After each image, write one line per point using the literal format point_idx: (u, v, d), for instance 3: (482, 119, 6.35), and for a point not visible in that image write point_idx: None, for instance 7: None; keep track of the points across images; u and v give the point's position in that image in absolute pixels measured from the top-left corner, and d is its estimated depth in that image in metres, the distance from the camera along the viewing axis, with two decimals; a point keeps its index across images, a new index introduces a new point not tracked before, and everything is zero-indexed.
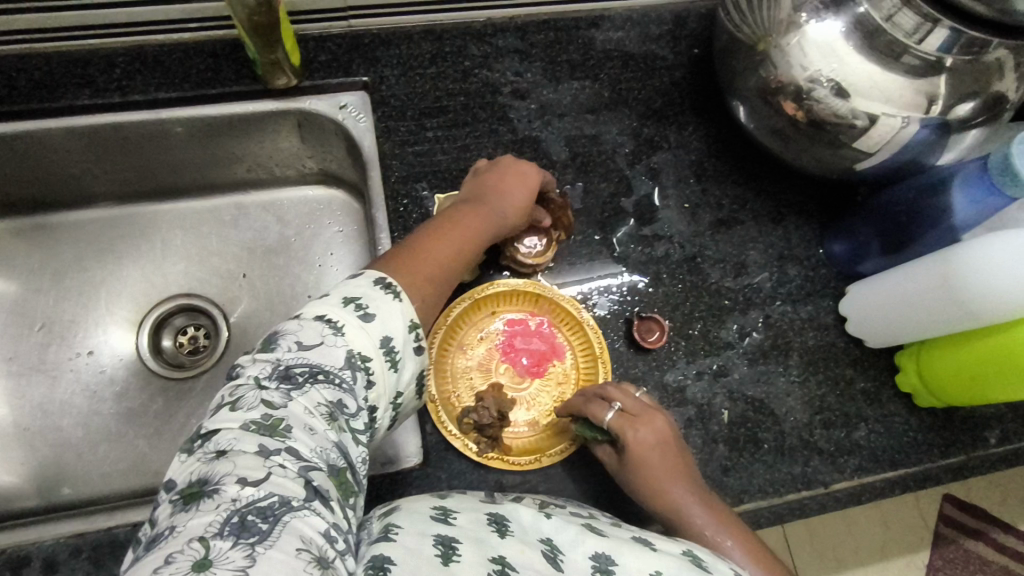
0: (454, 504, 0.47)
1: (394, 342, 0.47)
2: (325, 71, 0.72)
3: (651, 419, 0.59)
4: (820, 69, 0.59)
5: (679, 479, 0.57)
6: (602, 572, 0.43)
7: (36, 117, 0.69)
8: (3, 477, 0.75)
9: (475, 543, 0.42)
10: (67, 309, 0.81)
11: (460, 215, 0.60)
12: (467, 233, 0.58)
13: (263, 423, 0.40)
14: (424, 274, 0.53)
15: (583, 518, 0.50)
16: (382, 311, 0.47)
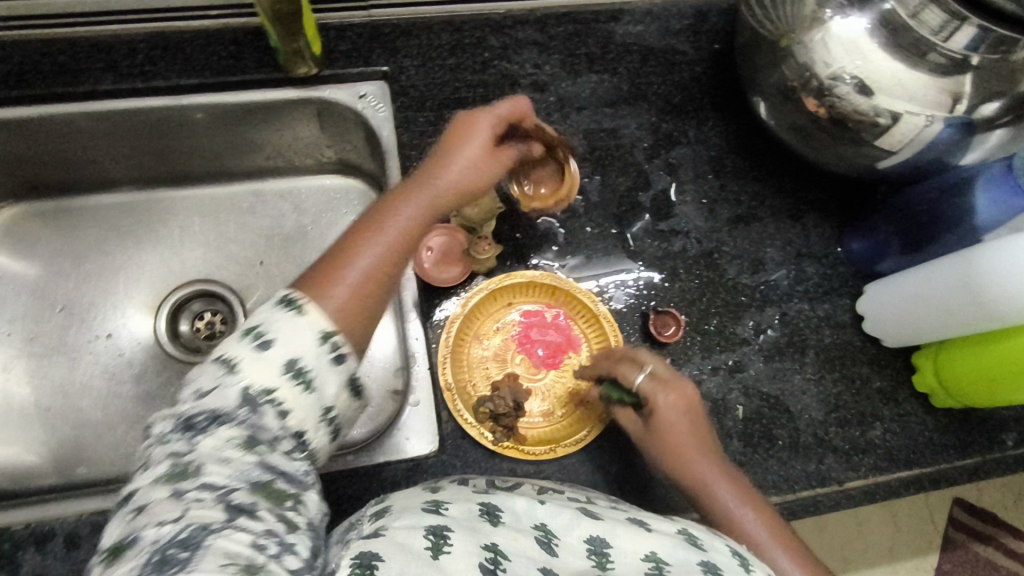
0: (447, 496, 0.47)
1: (303, 358, 0.43)
2: (345, 60, 0.72)
3: (679, 387, 0.58)
4: (844, 66, 0.59)
5: (703, 447, 0.57)
6: (597, 555, 0.43)
7: (64, 101, 0.70)
8: (27, 455, 0.77)
9: (468, 531, 0.42)
10: (87, 293, 0.82)
11: (397, 198, 0.52)
12: (407, 217, 0.51)
13: (172, 471, 0.38)
14: (354, 288, 0.46)
15: (579, 502, 0.49)
16: (282, 332, 0.43)
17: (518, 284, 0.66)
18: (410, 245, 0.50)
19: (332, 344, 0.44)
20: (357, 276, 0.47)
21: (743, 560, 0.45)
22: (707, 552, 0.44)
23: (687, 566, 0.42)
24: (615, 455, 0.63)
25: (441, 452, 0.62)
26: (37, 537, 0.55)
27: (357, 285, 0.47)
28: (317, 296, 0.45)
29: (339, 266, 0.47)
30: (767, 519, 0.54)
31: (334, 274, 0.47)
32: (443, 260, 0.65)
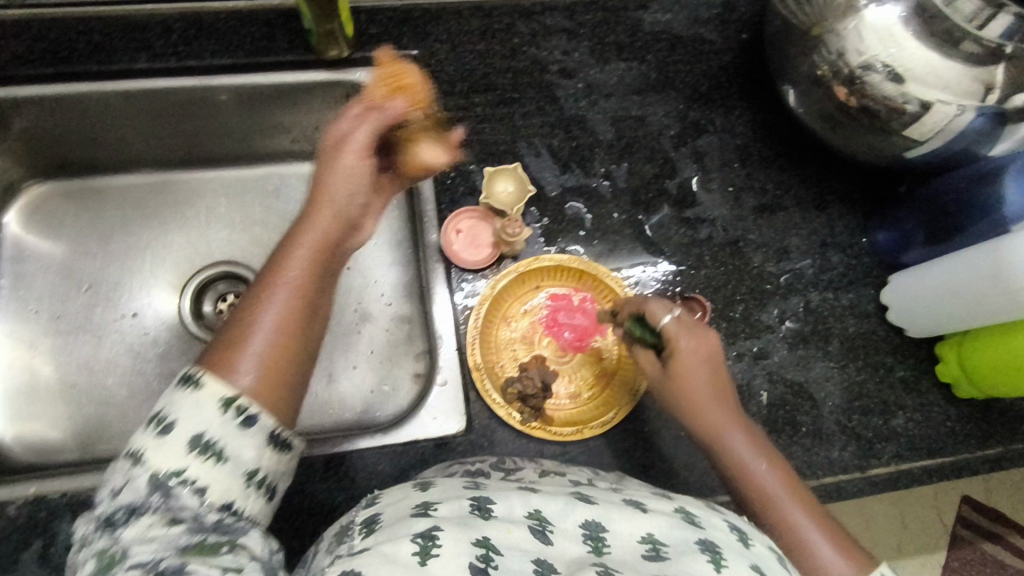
0: (435, 496, 0.44)
1: (211, 429, 0.42)
2: (376, 44, 0.72)
3: (700, 339, 0.58)
4: (877, 54, 0.59)
5: (722, 400, 0.56)
6: (593, 539, 0.42)
7: (103, 79, 0.72)
8: (49, 432, 0.76)
9: (457, 528, 0.40)
10: (113, 272, 0.82)
11: (285, 240, 0.49)
12: (298, 257, 0.48)
13: (98, 567, 0.38)
14: (267, 364, 0.45)
15: (572, 489, 0.47)
16: (185, 410, 0.42)
17: (546, 268, 0.67)
18: (309, 284, 0.48)
19: (237, 408, 0.43)
20: (262, 335, 0.45)
21: (740, 533, 0.44)
22: (705, 530, 0.43)
23: (684, 545, 0.41)
24: (639, 439, 0.64)
25: (468, 432, 0.63)
26: (72, 507, 0.56)
27: (264, 346, 0.45)
28: (225, 368, 0.44)
29: (241, 339, 0.45)
30: (783, 476, 0.53)
31: (236, 341, 0.45)
32: (473, 246, 0.67)
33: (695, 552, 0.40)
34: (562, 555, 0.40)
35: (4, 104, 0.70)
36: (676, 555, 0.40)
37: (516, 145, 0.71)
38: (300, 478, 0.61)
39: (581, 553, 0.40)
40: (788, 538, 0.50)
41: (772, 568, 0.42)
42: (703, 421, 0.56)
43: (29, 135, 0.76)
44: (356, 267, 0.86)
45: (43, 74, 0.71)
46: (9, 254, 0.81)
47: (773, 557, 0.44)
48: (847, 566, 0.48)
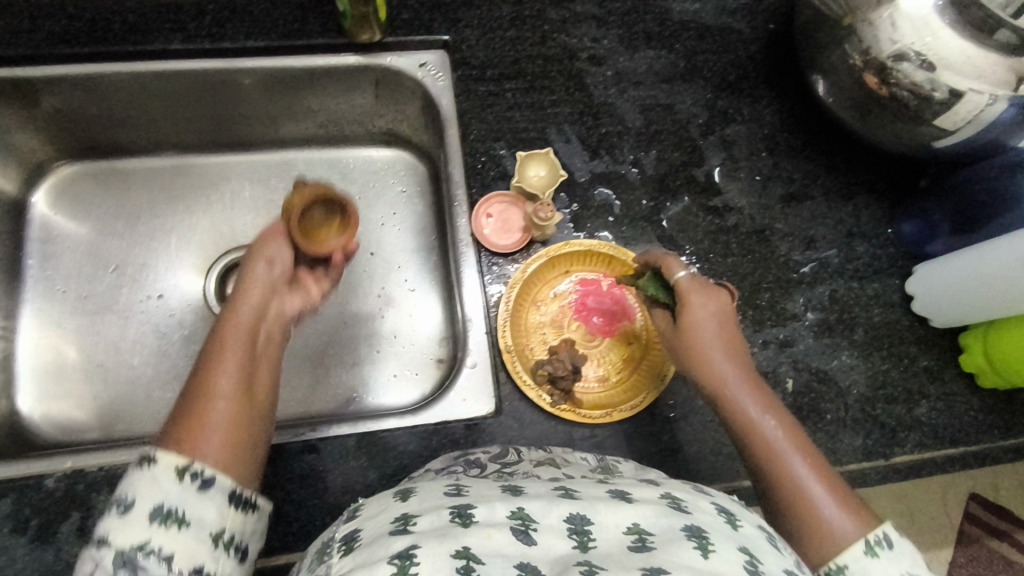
0: (415, 506, 0.40)
1: (170, 501, 0.41)
2: (408, 28, 0.73)
3: (714, 296, 0.57)
4: (910, 44, 0.59)
5: (733, 353, 0.55)
6: (579, 534, 0.39)
7: (137, 60, 0.72)
8: (74, 411, 0.76)
9: (435, 538, 0.36)
10: (140, 253, 0.83)
11: (220, 326, 0.54)
12: (236, 333, 0.53)
13: None
14: (229, 425, 0.46)
15: (554, 484, 0.44)
16: (141, 487, 0.42)
17: (576, 253, 0.68)
18: (250, 356, 0.52)
19: (193, 474, 0.43)
20: (221, 404, 0.47)
21: (729, 516, 0.42)
22: (693, 515, 0.41)
23: (672, 533, 0.39)
24: (667, 423, 0.65)
25: (498, 414, 0.64)
26: (110, 480, 0.57)
27: (223, 414, 0.47)
28: (186, 443, 0.44)
29: (198, 409, 0.46)
30: (793, 430, 0.51)
31: (192, 414, 0.46)
32: (504, 229, 0.68)
33: (682, 540, 0.38)
34: (549, 556, 0.37)
35: (37, 82, 0.71)
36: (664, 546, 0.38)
37: (546, 130, 0.71)
38: (333, 457, 0.61)
39: (566, 551, 0.38)
40: (790, 491, 0.48)
41: (763, 551, 0.40)
42: (713, 371, 0.54)
43: (59, 115, 0.76)
44: (380, 252, 0.86)
45: (73, 52, 0.71)
46: (37, 234, 0.81)
47: (765, 538, 0.41)
48: (849, 522, 0.46)
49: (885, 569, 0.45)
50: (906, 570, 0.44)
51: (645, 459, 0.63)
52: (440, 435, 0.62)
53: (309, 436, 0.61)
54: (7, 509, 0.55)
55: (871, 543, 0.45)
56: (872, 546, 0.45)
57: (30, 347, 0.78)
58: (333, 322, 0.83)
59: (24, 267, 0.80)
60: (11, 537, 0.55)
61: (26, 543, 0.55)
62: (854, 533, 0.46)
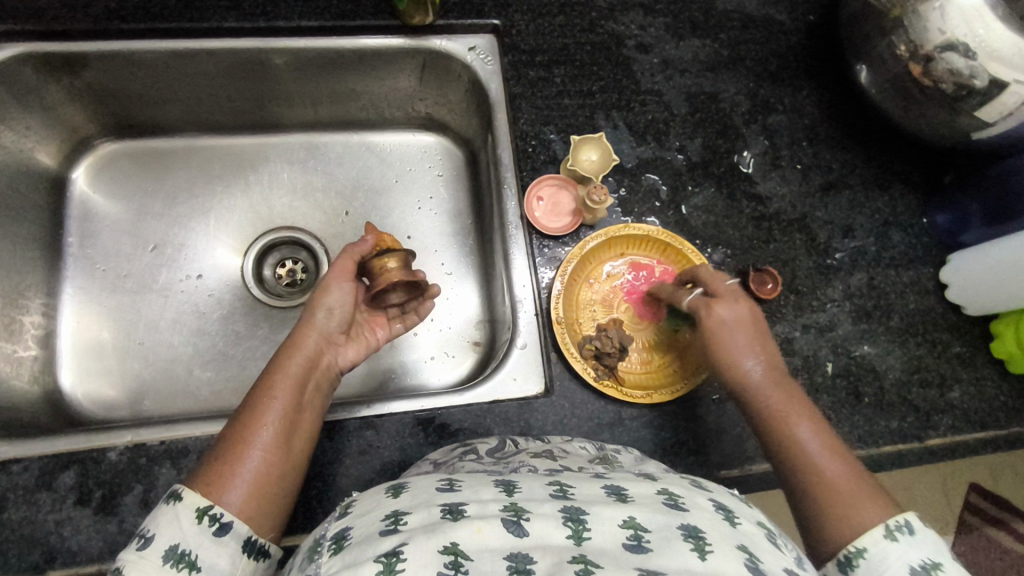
0: (406, 502, 0.41)
1: (184, 544, 0.43)
2: (459, 12, 0.74)
3: (734, 302, 0.59)
4: (959, 34, 0.60)
5: (757, 355, 0.57)
6: (574, 522, 0.39)
7: (187, 37, 0.72)
8: (109, 390, 0.76)
9: (423, 535, 0.37)
10: (179, 233, 0.82)
11: (271, 369, 0.55)
12: (285, 380, 0.54)
13: None
14: (261, 478, 0.48)
15: (551, 481, 0.45)
16: (162, 525, 0.43)
17: (635, 238, 0.70)
18: (297, 408, 0.53)
19: (212, 516, 0.44)
20: (256, 452, 0.48)
21: (726, 513, 0.42)
22: (687, 513, 0.41)
23: (669, 530, 0.39)
24: (712, 405, 0.66)
25: (549, 394, 0.65)
26: (172, 454, 0.58)
27: (255, 467, 0.48)
28: (218, 486, 0.46)
29: (234, 455, 0.48)
30: (817, 428, 0.52)
31: (230, 458, 0.48)
32: (554, 211, 0.70)
33: (679, 540, 0.38)
34: (542, 545, 0.37)
35: (90, 57, 0.71)
36: (659, 543, 0.38)
37: (594, 116, 0.73)
38: (389, 434, 0.62)
39: (561, 541, 0.38)
40: (809, 483, 0.49)
41: (762, 548, 0.40)
42: (736, 371, 0.56)
43: (103, 91, 0.76)
44: (416, 236, 0.85)
45: (128, 28, 0.71)
46: (76, 212, 0.81)
47: (764, 536, 0.42)
48: (872, 509, 0.47)
49: (904, 553, 0.44)
50: (926, 554, 0.44)
51: (692, 440, 0.65)
52: (493, 413, 0.64)
53: (366, 413, 0.62)
54: (72, 480, 0.56)
55: (891, 528, 0.45)
56: (892, 531, 0.45)
57: (71, 325, 0.77)
58: None
59: (64, 245, 0.79)
60: (75, 508, 0.55)
61: (90, 514, 0.55)
62: (874, 519, 0.46)
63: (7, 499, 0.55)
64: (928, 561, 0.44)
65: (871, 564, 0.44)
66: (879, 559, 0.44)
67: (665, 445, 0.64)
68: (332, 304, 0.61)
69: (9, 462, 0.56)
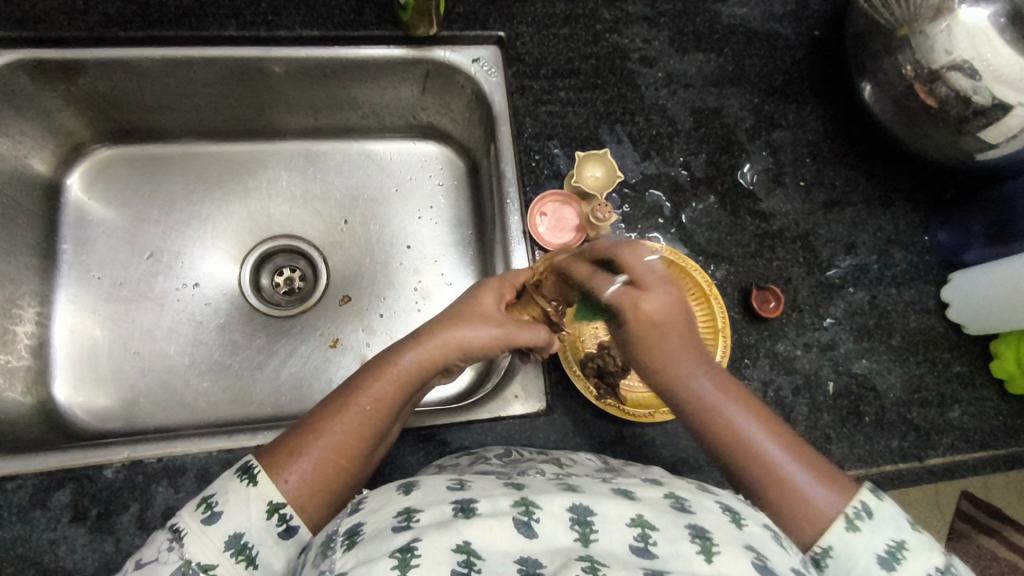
0: (417, 499, 0.40)
1: (245, 537, 0.45)
2: (463, 23, 0.73)
3: (658, 289, 0.50)
4: (966, 55, 0.60)
5: (694, 357, 0.49)
6: (580, 525, 0.39)
7: (186, 45, 0.71)
8: (104, 399, 0.74)
9: (436, 531, 0.37)
10: (176, 240, 0.81)
11: (380, 362, 0.52)
12: (385, 387, 0.51)
13: None
14: (320, 480, 0.47)
15: (560, 482, 0.45)
16: (230, 505, 0.45)
17: None
18: (383, 419, 0.50)
19: (281, 516, 0.45)
20: (319, 449, 0.47)
21: (734, 515, 0.42)
22: (695, 515, 0.41)
23: (675, 533, 0.39)
24: None
25: (551, 411, 0.65)
26: (169, 472, 0.57)
27: (314, 464, 0.47)
28: (280, 465, 0.47)
29: (301, 443, 0.47)
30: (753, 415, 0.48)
31: (298, 444, 0.47)
32: (558, 227, 0.70)
33: (684, 544, 0.38)
34: (549, 547, 0.37)
35: (86, 64, 0.70)
36: (664, 545, 0.38)
37: (598, 130, 0.73)
38: (390, 453, 0.61)
39: (567, 544, 0.38)
40: (765, 476, 0.46)
41: (769, 551, 0.40)
42: (671, 376, 0.49)
43: (99, 98, 0.75)
44: (415, 245, 0.84)
45: (126, 36, 0.70)
46: (71, 219, 0.79)
47: (770, 537, 0.41)
48: (830, 496, 0.46)
49: (868, 541, 0.44)
50: (890, 536, 0.45)
51: (692, 460, 0.65)
52: (494, 432, 0.63)
53: None
54: (67, 498, 0.55)
55: (852, 518, 0.45)
56: (855, 520, 0.45)
57: (67, 334, 0.76)
58: (373, 310, 0.81)
59: (58, 252, 0.78)
60: (71, 526, 0.55)
61: (86, 533, 0.55)
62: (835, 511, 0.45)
63: (1, 517, 0.54)
64: (892, 544, 0.44)
65: (838, 562, 0.44)
66: (847, 554, 0.44)
67: (667, 465, 0.64)
68: (476, 339, 0.54)
69: (4, 479, 0.55)
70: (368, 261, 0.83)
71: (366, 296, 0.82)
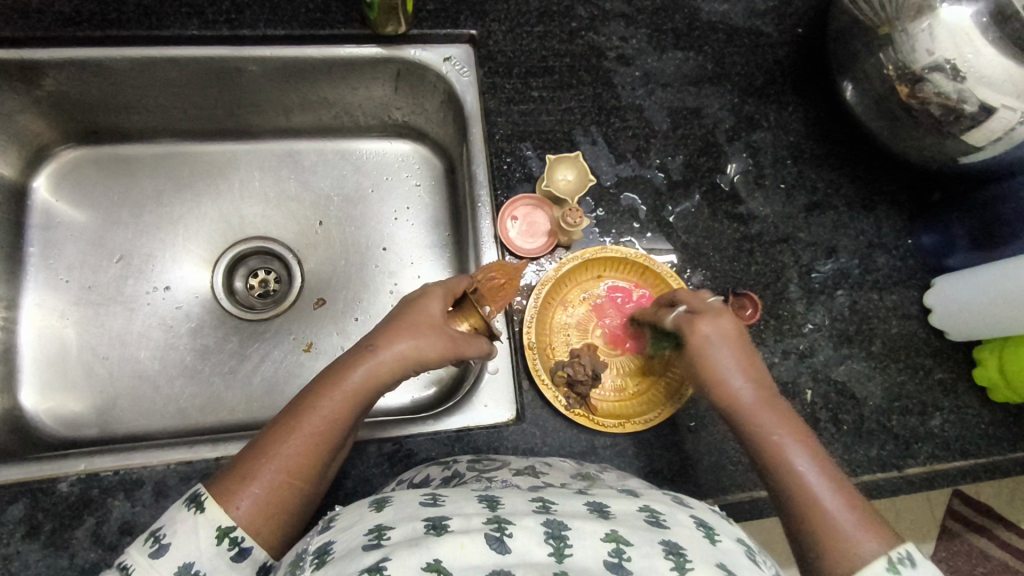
0: (389, 517, 0.39)
1: (196, 566, 0.44)
2: (433, 21, 0.72)
3: (717, 315, 0.53)
4: (947, 56, 0.58)
5: (745, 376, 0.50)
6: (555, 538, 0.37)
7: (149, 45, 0.70)
8: (73, 405, 0.73)
9: (405, 550, 0.35)
10: (146, 243, 0.80)
11: (328, 377, 0.50)
12: (334, 403, 0.49)
13: None
14: (273, 504, 0.46)
15: (535, 495, 0.43)
16: (178, 536, 0.44)
17: (612, 260, 0.68)
18: (336, 435, 0.49)
19: (232, 540, 0.44)
20: (269, 471, 0.46)
21: (707, 529, 0.41)
22: (668, 530, 0.40)
23: (648, 547, 0.37)
24: (687, 433, 0.64)
25: (520, 421, 0.64)
26: (126, 485, 0.56)
27: (265, 488, 0.46)
28: (231, 490, 0.45)
29: (250, 467, 0.46)
30: (801, 444, 0.47)
31: (247, 468, 0.46)
32: (529, 232, 0.69)
33: (658, 557, 0.36)
34: (524, 562, 0.36)
35: (45, 65, 0.68)
36: (638, 561, 0.36)
37: (572, 132, 0.71)
38: (354, 464, 0.60)
39: (542, 558, 0.36)
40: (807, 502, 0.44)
41: (742, 566, 0.38)
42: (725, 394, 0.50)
43: (63, 99, 0.73)
44: (392, 247, 0.82)
45: (84, 35, 0.68)
46: (38, 222, 0.78)
47: (743, 552, 0.40)
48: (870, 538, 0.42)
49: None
50: None
51: (663, 470, 0.63)
52: (462, 442, 0.62)
53: None
54: (20, 513, 0.55)
55: (894, 561, 0.41)
56: (895, 564, 0.41)
57: (34, 339, 0.75)
58: (349, 313, 0.79)
59: (25, 255, 0.77)
60: (24, 542, 0.54)
61: (39, 549, 0.54)
62: (875, 551, 0.42)
63: None
64: None
65: None
66: None
67: (638, 475, 0.63)
68: (425, 352, 0.53)
69: None
70: (343, 263, 0.82)
71: (340, 300, 0.80)
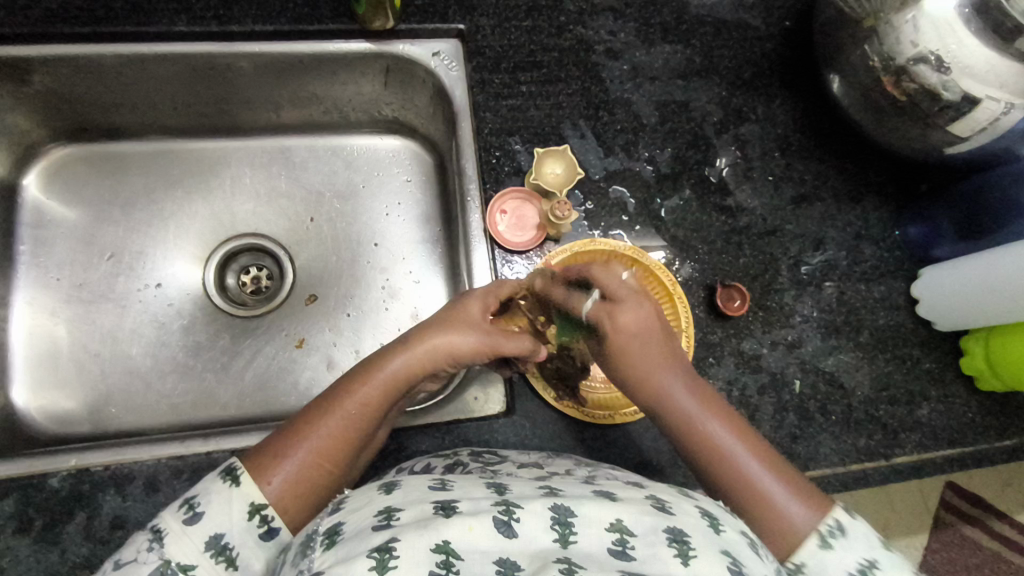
0: (399, 499, 0.39)
1: (227, 539, 0.44)
2: (421, 16, 0.72)
3: (638, 304, 0.51)
4: (932, 47, 0.58)
5: (668, 365, 0.50)
6: (561, 525, 0.38)
7: (138, 41, 0.70)
8: (65, 402, 0.73)
9: (415, 530, 0.35)
10: (137, 240, 0.80)
11: (370, 363, 0.51)
12: (370, 390, 0.49)
13: None
14: (304, 483, 0.46)
15: (541, 484, 0.44)
16: (213, 505, 0.44)
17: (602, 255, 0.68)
18: (369, 422, 0.49)
19: (262, 517, 0.45)
20: (303, 449, 0.47)
21: (713, 520, 0.41)
22: (675, 517, 0.40)
23: (653, 535, 0.38)
24: None
25: (510, 413, 0.64)
26: (116, 480, 0.56)
27: (299, 466, 0.46)
28: (264, 467, 0.46)
29: (286, 445, 0.47)
30: (726, 420, 0.49)
31: (282, 445, 0.47)
32: (518, 226, 0.69)
33: (663, 545, 0.37)
34: (528, 548, 0.36)
35: (32, 62, 0.68)
36: (642, 549, 0.37)
37: (561, 126, 0.71)
38: None
39: (547, 544, 0.37)
40: (743, 481, 0.47)
41: (747, 557, 0.39)
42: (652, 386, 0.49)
43: (51, 96, 0.73)
44: (383, 243, 0.82)
45: (71, 31, 0.68)
46: (29, 220, 0.78)
47: (747, 543, 0.41)
48: (801, 509, 0.46)
49: (840, 560, 0.44)
50: (861, 555, 0.44)
51: (653, 460, 0.64)
52: (452, 435, 0.63)
53: None
54: (12, 508, 0.55)
55: (825, 534, 0.45)
56: (826, 538, 0.45)
57: (26, 336, 0.75)
58: (340, 308, 0.80)
59: (16, 253, 0.77)
60: (14, 537, 0.54)
61: (30, 544, 0.54)
62: (809, 523, 0.45)
63: None
64: (863, 563, 0.44)
65: None
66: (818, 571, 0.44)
67: (628, 466, 0.64)
68: (462, 347, 0.52)
69: None
70: (334, 259, 0.82)
71: (332, 296, 0.80)
